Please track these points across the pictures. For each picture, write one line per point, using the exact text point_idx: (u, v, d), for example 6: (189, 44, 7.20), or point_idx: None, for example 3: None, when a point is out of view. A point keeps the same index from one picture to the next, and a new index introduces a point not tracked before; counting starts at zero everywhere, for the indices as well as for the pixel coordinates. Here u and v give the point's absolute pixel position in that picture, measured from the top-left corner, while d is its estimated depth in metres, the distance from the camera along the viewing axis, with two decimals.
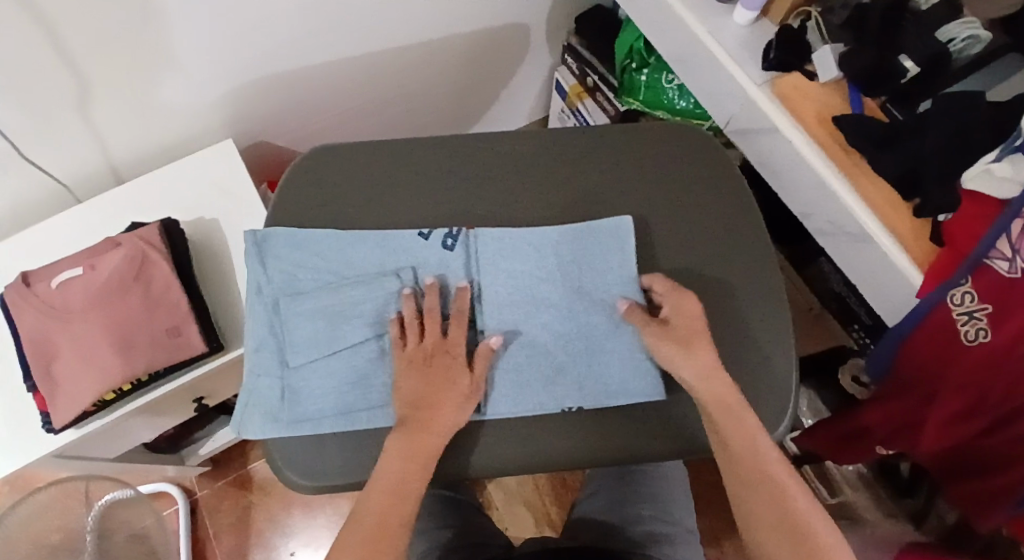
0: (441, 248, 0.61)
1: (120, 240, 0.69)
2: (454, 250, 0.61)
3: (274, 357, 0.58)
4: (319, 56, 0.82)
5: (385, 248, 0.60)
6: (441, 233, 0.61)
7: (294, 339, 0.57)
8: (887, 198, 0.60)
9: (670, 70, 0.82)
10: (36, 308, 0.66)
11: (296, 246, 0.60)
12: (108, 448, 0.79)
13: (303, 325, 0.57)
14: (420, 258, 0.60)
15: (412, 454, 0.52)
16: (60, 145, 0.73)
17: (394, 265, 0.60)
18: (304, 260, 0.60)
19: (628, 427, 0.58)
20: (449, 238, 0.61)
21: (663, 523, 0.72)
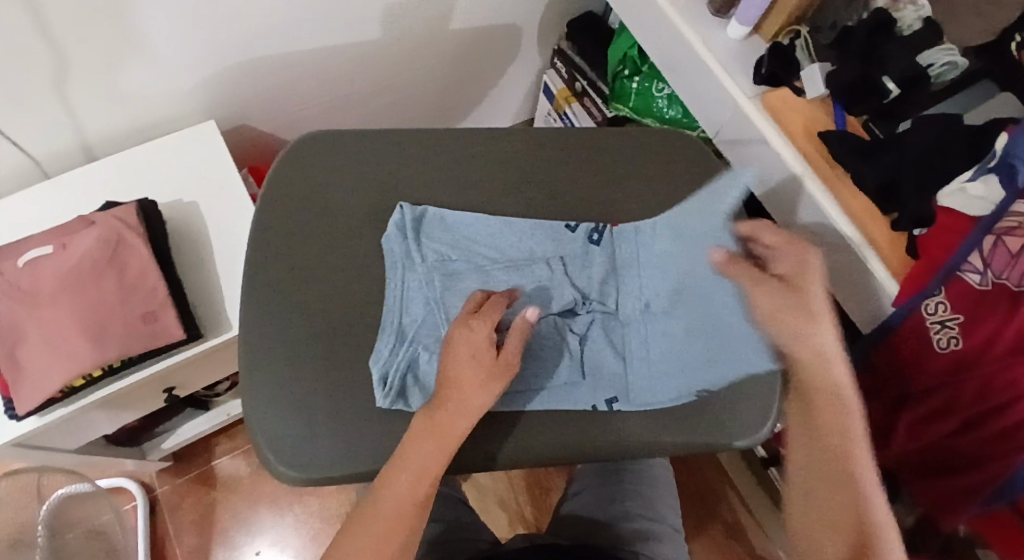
0: (586, 240, 0.64)
1: (95, 220, 0.67)
2: (600, 244, 0.64)
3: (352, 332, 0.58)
4: (309, 42, 0.81)
5: (533, 237, 0.63)
6: (588, 228, 0.64)
7: (416, 315, 0.59)
8: (868, 211, 0.62)
9: (661, 79, 0.84)
10: (1, 288, 0.63)
11: (451, 228, 0.63)
12: (69, 439, 0.75)
13: (445, 302, 0.59)
14: (568, 249, 0.63)
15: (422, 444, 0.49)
16: (34, 120, 0.70)
17: (542, 254, 0.63)
18: (460, 242, 0.62)
19: (620, 427, 0.58)
20: (596, 232, 0.64)
21: (649, 520, 0.73)
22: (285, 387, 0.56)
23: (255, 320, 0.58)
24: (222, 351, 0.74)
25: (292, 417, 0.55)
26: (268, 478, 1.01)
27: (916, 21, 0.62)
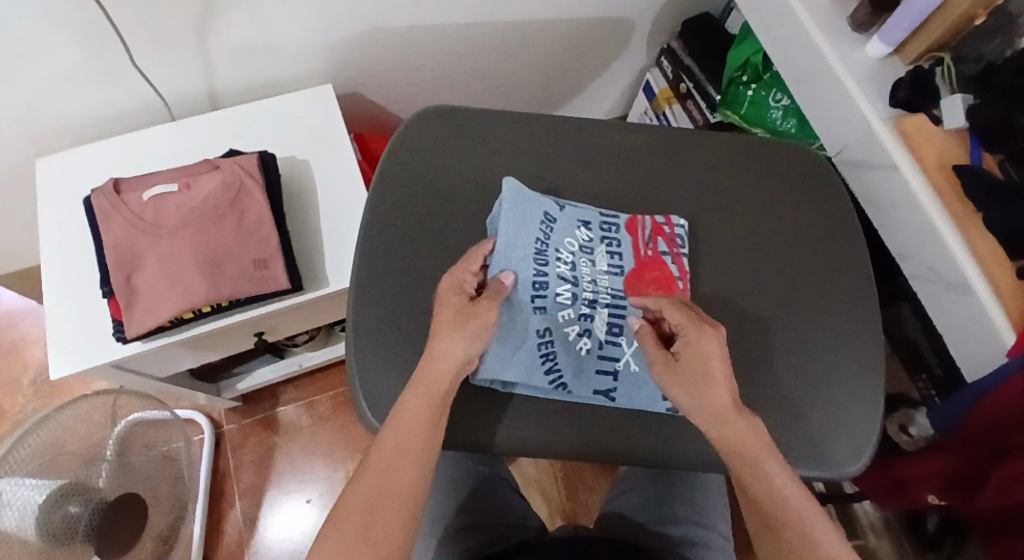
0: (602, 234, 0.62)
1: (219, 163, 0.70)
2: (614, 239, 0.63)
3: (392, 305, 0.60)
4: (432, 17, 0.81)
5: (569, 221, 0.62)
6: (603, 224, 0.63)
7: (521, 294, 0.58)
8: (993, 255, 0.60)
9: (780, 90, 0.82)
10: (125, 217, 0.66)
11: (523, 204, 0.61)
12: (161, 368, 0.79)
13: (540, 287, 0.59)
14: (590, 241, 0.62)
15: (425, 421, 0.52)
16: (169, 62, 0.72)
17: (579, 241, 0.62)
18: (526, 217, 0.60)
19: (689, 435, 0.58)
20: (610, 228, 0.63)
21: (699, 528, 0.68)
22: (388, 347, 0.59)
23: (365, 281, 0.61)
24: (315, 305, 0.76)
25: (393, 374, 0.58)
26: (327, 433, 1.04)
27: None
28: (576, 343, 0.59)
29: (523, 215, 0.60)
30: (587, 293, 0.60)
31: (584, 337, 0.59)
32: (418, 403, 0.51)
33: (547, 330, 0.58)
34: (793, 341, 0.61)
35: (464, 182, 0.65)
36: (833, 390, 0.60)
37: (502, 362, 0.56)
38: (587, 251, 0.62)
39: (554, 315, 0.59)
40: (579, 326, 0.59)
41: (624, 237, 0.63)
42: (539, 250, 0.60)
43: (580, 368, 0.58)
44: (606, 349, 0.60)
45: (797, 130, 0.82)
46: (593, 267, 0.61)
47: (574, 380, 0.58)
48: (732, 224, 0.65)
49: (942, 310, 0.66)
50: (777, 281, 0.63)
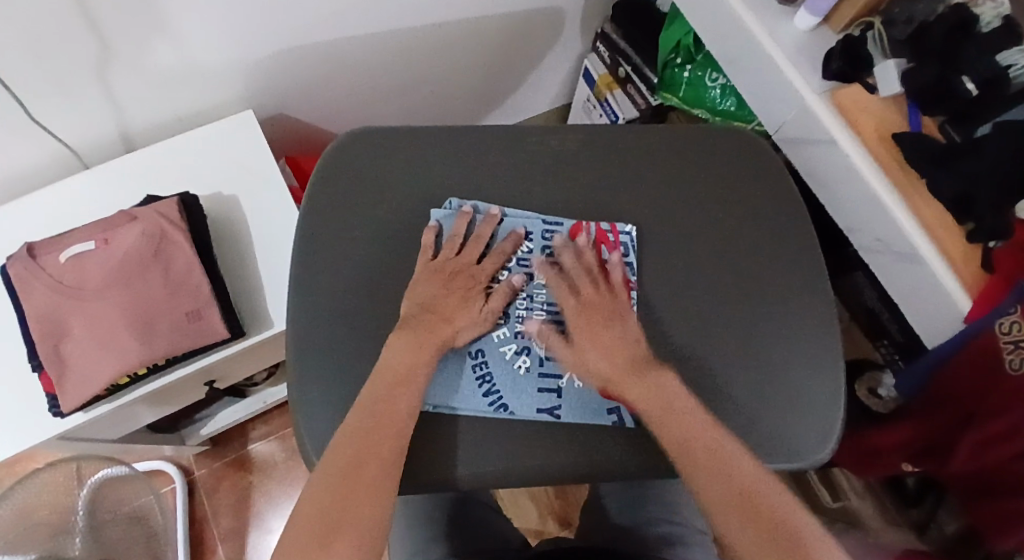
0: (542, 246, 0.61)
1: (137, 215, 0.66)
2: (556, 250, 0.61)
3: (324, 350, 0.57)
4: (349, 29, 0.78)
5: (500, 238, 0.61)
6: (543, 233, 0.61)
7: None
8: (941, 221, 0.59)
9: (715, 69, 0.80)
10: (44, 284, 0.63)
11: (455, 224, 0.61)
12: (113, 430, 0.76)
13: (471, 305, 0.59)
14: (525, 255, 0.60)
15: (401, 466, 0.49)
16: (73, 110, 0.69)
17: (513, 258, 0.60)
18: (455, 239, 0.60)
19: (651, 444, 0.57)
20: (555, 235, 0.61)
21: (674, 524, 0.66)
22: (333, 392, 0.56)
23: (303, 323, 0.58)
24: (263, 347, 0.73)
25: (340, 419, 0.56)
26: (303, 464, 1.02)
27: (996, 19, 0.57)
28: (514, 360, 0.57)
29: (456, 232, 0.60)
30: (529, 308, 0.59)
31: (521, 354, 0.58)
32: (409, 335, 0.54)
33: (480, 351, 0.57)
34: (751, 332, 0.60)
35: (396, 206, 0.63)
36: (797, 376, 0.58)
37: (447, 388, 0.56)
38: (526, 264, 0.60)
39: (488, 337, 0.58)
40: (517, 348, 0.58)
41: (567, 246, 0.61)
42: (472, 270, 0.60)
43: (520, 388, 0.56)
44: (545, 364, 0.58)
45: (737, 108, 0.80)
46: (531, 281, 0.60)
47: (514, 400, 0.56)
48: (677, 216, 0.63)
49: (894, 281, 0.65)
50: (725, 273, 0.62)
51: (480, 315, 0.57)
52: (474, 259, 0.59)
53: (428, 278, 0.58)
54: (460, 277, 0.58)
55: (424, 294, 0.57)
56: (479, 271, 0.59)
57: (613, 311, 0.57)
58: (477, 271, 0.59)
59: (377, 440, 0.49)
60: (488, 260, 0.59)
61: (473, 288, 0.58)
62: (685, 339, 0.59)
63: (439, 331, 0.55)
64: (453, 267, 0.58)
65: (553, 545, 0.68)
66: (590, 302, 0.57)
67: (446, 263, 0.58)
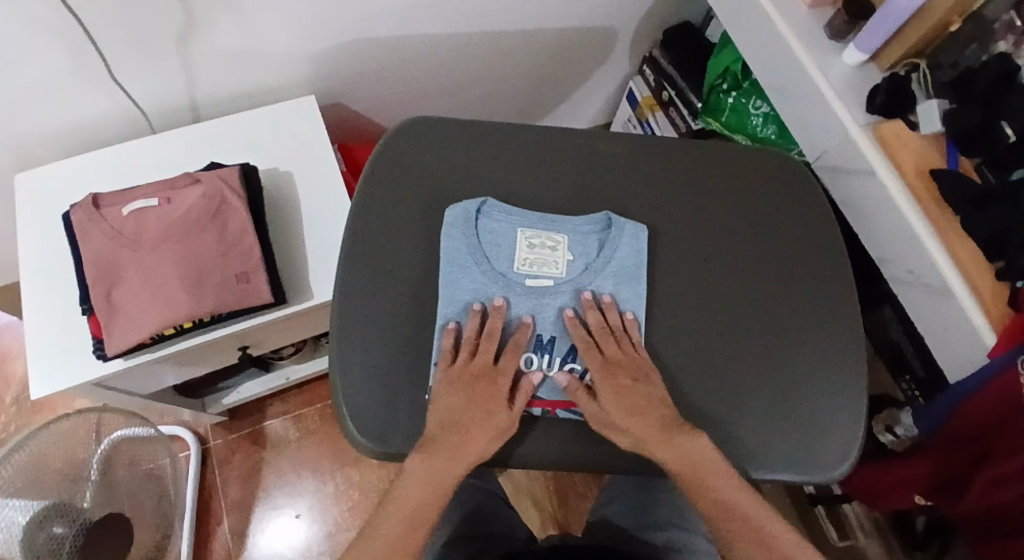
0: (507, 240, 0.61)
1: (200, 178, 0.69)
2: (500, 240, 0.61)
3: (374, 321, 0.59)
4: (414, 27, 0.82)
5: (482, 246, 0.61)
6: (489, 222, 0.62)
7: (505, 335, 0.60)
8: (973, 259, 0.60)
9: (760, 97, 0.82)
10: (104, 232, 0.65)
11: (459, 248, 0.60)
12: (142, 384, 0.78)
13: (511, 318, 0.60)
14: (499, 249, 0.61)
15: (435, 483, 0.55)
16: (149, 73, 0.72)
17: (501, 267, 0.60)
18: (464, 267, 0.60)
19: None
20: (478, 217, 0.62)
21: (682, 532, 0.66)
22: (373, 357, 0.58)
23: (349, 292, 0.60)
24: (299, 317, 0.75)
25: (377, 385, 0.58)
26: (314, 446, 1.03)
27: None
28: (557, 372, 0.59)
29: (466, 256, 0.60)
30: (553, 279, 0.61)
31: (534, 354, 0.59)
32: (433, 468, 0.55)
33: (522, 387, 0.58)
34: (779, 347, 0.61)
35: (445, 191, 0.65)
36: (821, 393, 0.60)
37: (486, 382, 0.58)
38: (501, 276, 0.60)
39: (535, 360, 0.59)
40: (532, 348, 0.59)
41: (492, 233, 0.61)
42: (495, 279, 0.60)
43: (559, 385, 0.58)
44: (563, 350, 0.59)
45: (778, 137, 0.82)
46: (520, 286, 0.60)
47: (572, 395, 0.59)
48: (713, 227, 0.65)
49: (923, 314, 0.66)
50: (755, 287, 0.63)
51: (508, 429, 0.56)
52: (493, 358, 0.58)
53: (455, 388, 0.56)
54: (481, 385, 0.57)
55: (449, 409, 0.56)
56: (501, 371, 0.57)
57: (636, 369, 0.58)
58: (500, 375, 0.57)
59: (427, 507, 0.54)
60: (507, 356, 0.57)
61: (497, 396, 0.57)
62: (715, 346, 0.61)
63: (463, 452, 0.55)
64: (475, 371, 0.57)
65: (560, 540, 0.69)
66: (614, 359, 0.58)
67: (465, 371, 0.57)
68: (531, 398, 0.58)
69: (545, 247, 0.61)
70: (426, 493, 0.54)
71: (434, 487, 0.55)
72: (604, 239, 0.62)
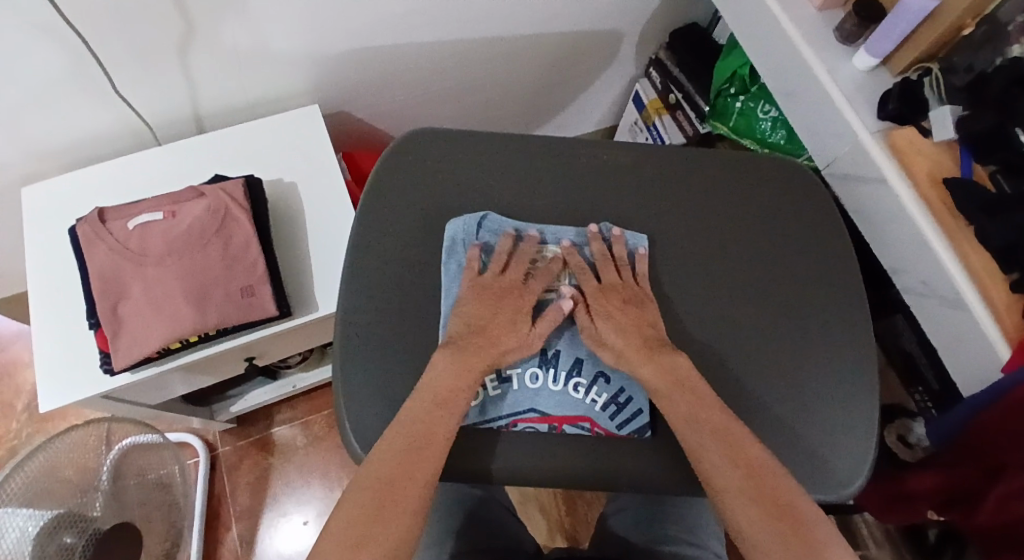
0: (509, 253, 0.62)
1: (204, 190, 0.69)
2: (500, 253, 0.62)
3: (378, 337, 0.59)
4: (416, 35, 0.81)
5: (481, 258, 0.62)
6: (489, 236, 0.62)
7: None
8: (987, 268, 0.58)
9: (769, 102, 0.81)
10: (110, 247, 0.66)
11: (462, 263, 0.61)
12: (149, 395, 0.78)
13: None
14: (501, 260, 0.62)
15: (460, 371, 0.55)
16: (152, 85, 0.72)
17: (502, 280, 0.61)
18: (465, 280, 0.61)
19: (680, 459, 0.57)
20: (480, 232, 0.62)
21: (690, 546, 0.66)
22: (376, 373, 0.58)
23: (352, 307, 0.60)
24: (303, 329, 0.75)
25: (381, 399, 0.57)
26: (322, 453, 1.03)
27: None
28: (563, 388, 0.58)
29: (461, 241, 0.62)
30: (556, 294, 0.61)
31: (539, 369, 0.58)
32: (453, 357, 0.55)
33: (526, 402, 0.57)
34: (788, 359, 0.60)
35: (448, 203, 0.65)
36: (831, 406, 0.59)
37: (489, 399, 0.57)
38: None
39: (540, 377, 0.58)
40: (536, 363, 0.58)
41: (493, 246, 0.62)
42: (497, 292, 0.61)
43: (562, 400, 0.57)
44: (567, 364, 0.59)
45: (787, 141, 0.81)
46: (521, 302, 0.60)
47: (578, 409, 0.58)
48: (720, 238, 0.64)
49: (936, 324, 0.65)
50: (763, 299, 0.62)
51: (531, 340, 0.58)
52: (521, 277, 0.61)
53: (480, 300, 0.59)
54: (510, 299, 0.59)
55: (474, 314, 0.58)
56: (527, 288, 0.60)
57: (632, 293, 0.60)
58: (525, 290, 0.60)
59: (440, 416, 0.52)
60: (536, 278, 0.61)
61: (522, 308, 0.59)
62: (722, 359, 0.60)
63: (486, 353, 0.56)
64: (501, 286, 0.60)
65: (567, 552, 0.69)
66: (610, 286, 0.60)
67: (494, 282, 0.60)
68: (537, 415, 0.57)
69: (544, 257, 0.62)
70: (454, 377, 0.54)
71: (459, 375, 0.54)
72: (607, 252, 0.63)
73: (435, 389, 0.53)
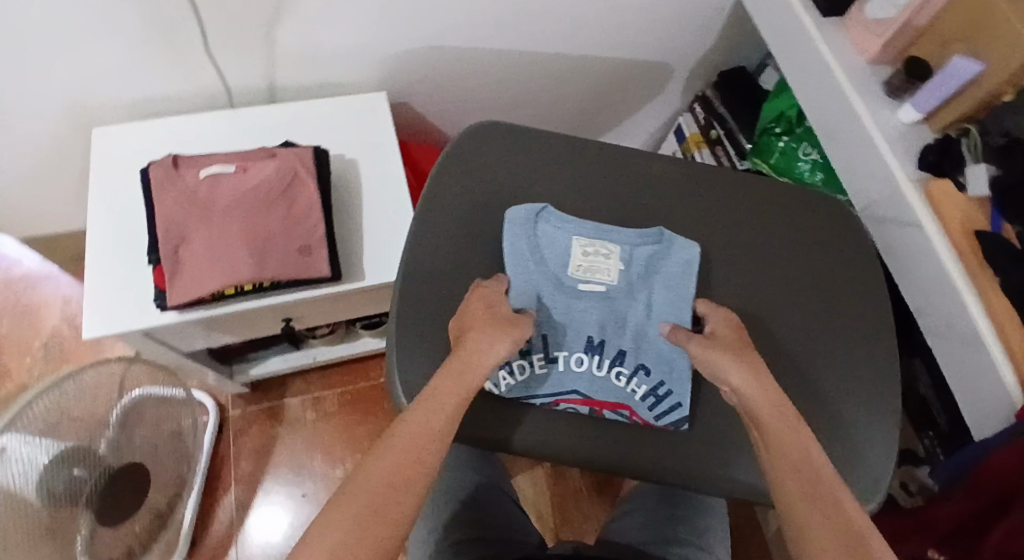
0: (565, 242, 0.64)
1: (276, 153, 0.72)
2: (555, 242, 0.64)
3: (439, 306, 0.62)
4: (487, 39, 0.86)
5: (538, 244, 0.64)
6: (547, 225, 0.65)
7: (555, 332, 0.61)
8: (1011, 316, 0.62)
9: (811, 144, 0.86)
10: (180, 191, 0.68)
11: (522, 246, 0.63)
12: (184, 344, 0.80)
13: (563, 315, 0.62)
14: (558, 248, 0.64)
15: (432, 418, 0.50)
16: (239, 50, 0.76)
17: (557, 267, 0.63)
18: (522, 263, 0.63)
19: (704, 458, 0.60)
20: (539, 222, 0.65)
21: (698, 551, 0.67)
22: (425, 340, 0.61)
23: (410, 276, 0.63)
24: (346, 297, 0.77)
25: (427, 363, 0.60)
26: (330, 431, 1.04)
27: None
28: (606, 375, 0.60)
29: (523, 255, 0.63)
30: (605, 286, 0.63)
31: (584, 354, 0.61)
32: (429, 407, 0.51)
33: (569, 384, 0.60)
34: (815, 379, 0.63)
35: (509, 192, 0.68)
36: (851, 428, 0.61)
37: (533, 379, 0.59)
38: (556, 277, 0.63)
39: (584, 362, 0.60)
40: (582, 348, 0.61)
41: (550, 232, 0.65)
42: (552, 276, 0.63)
43: (603, 386, 0.60)
44: (612, 353, 0.61)
45: (825, 183, 0.85)
46: (571, 289, 0.63)
47: (619, 396, 0.60)
48: (761, 258, 0.68)
49: (955, 367, 0.68)
50: (796, 319, 0.66)
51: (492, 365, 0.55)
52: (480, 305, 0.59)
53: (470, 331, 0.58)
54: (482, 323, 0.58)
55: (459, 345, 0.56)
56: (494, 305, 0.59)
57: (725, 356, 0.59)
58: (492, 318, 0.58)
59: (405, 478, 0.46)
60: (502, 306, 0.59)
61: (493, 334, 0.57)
62: None
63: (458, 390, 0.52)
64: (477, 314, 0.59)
65: (575, 545, 0.70)
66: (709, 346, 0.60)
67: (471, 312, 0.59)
68: (579, 397, 0.59)
69: (599, 250, 0.64)
70: (428, 426, 0.50)
71: (434, 424, 0.50)
72: (657, 254, 0.65)
73: (407, 441, 0.48)
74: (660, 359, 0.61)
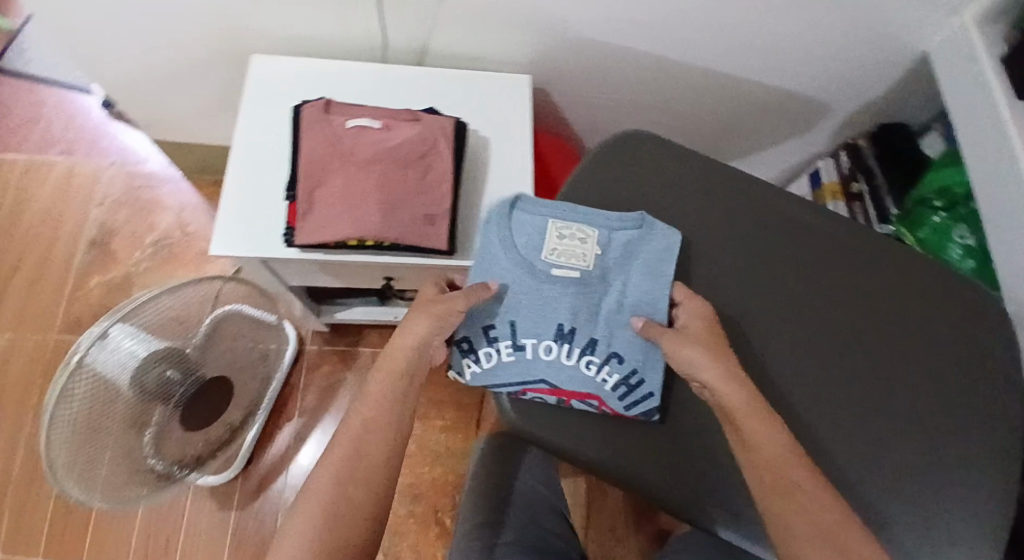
0: (533, 227, 0.62)
1: (421, 118, 0.73)
2: (530, 229, 0.62)
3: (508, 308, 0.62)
4: (646, 45, 0.83)
5: (523, 234, 0.62)
6: (523, 210, 0.63)
7: (526, 319, 0.61)
8: None
9: (969, 227, 0.80)
10: (326, 136, 0.70)
11: (510, 237, 0.62)
12: (293, 278, 0.82)
13: (542, 307, 0.61)
14: (532, 237, 0.62)
15: (387, 395, 0.56)
16: (405, 7, 0.77)
17: (535, 256, 0.62)
18: (510, 255, 0.62)
19: None
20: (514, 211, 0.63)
21: None
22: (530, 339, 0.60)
23: None
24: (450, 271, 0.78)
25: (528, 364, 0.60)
26: None
27: None
28: (581, 368, 0.60)
29: (496, 247, 0.62)
30: (579, 271, 0.62)
31: (554, 342, 0.60)
32: (386, 383, 0.57)
33: (536, 372, 0.59)
34: None
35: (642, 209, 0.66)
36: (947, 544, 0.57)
37: (507, 366, 0.60)
38: (526, 263, 0.61)
39: (558, 353, 0.60)
40: (552, 337, 0.60)
41: (524, 219, 0.63)
42: (522, 261, 0.62)
43: (574, 377, 0.59)
44: (581, 342, 0.61)
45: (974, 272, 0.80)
46: (538, 275, 0.61)
47: (589, 387, 0.59)
48: None
49: None
50: None
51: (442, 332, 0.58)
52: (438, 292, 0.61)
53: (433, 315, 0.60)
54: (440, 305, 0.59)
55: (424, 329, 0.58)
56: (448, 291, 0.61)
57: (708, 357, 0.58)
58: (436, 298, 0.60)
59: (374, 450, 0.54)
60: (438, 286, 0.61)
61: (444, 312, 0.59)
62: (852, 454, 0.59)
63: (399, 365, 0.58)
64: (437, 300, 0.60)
65: None
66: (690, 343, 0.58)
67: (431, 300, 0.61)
68: (547, 387, 0.59)
69: (573, 235, 0.62)
70: (384, 399, 0.56)
71: (390, 397, 0.56)
72: (636, 240, 0.63)
73: (368, 414, 0.56)
74: (632, 351, 0.61)
